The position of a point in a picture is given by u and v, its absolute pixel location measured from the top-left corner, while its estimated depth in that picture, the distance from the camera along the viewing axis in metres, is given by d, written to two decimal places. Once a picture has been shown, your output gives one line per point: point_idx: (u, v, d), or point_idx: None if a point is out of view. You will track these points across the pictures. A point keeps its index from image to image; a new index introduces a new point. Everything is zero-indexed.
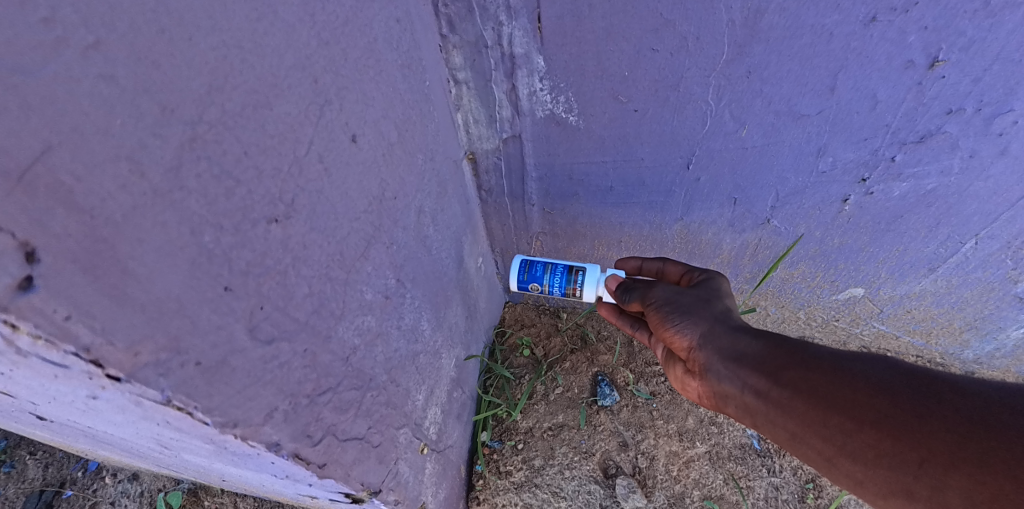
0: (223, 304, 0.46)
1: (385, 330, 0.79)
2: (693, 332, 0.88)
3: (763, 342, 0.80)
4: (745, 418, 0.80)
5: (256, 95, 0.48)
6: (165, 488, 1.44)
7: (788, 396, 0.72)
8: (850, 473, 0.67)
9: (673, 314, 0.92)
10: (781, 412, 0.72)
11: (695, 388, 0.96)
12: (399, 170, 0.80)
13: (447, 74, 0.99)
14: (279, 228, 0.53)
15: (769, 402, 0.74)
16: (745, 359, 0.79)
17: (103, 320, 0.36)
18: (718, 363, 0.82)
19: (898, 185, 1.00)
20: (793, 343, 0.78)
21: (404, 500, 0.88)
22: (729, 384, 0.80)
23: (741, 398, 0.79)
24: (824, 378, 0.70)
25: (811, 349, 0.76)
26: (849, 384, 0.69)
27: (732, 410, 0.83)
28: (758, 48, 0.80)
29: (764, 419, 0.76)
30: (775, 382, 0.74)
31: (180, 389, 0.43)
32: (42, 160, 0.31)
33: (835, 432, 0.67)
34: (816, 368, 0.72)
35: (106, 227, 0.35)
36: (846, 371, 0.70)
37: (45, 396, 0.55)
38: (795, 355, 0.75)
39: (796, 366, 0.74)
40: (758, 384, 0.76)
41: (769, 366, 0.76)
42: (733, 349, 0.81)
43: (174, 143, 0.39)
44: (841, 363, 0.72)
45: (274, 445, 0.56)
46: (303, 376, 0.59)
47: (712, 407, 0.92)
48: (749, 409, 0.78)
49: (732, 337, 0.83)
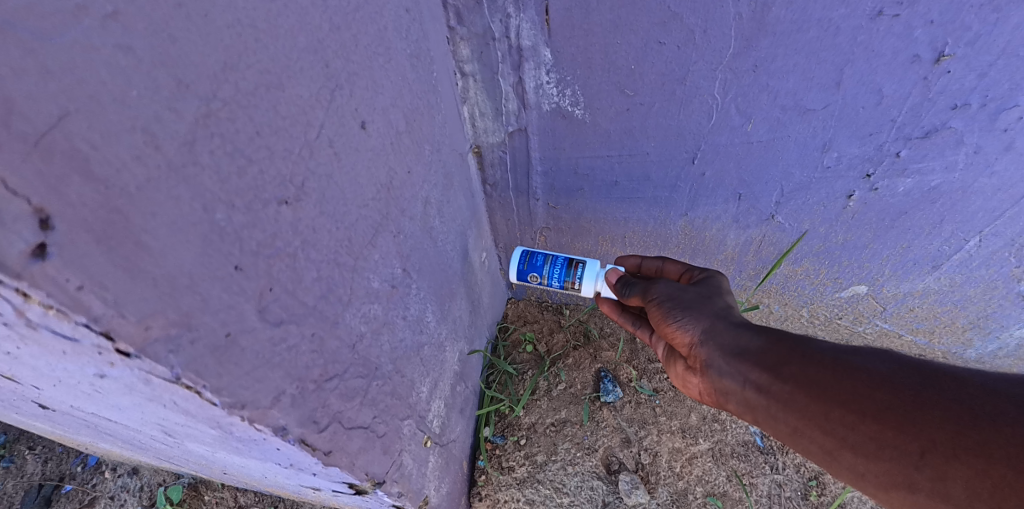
0: (233, 283, 0.45)
1: (391, 319, 0.78)
2: (695, 328, 0.88)
3: (765, 337, 0.79)
4: (745, 414, 0.79)
5: (269, 76, 0.48)
6: (165, 483, 1.44)
7: (789, 390, 0.71)
8: (851, 466, 0.66)
9: (675, 310, 0.92)
10: (782, 407, 0.72)
11: (696, 386, 0.96)
12: (406, 159, 0.80)
13: (455, 67, 0.99)
14: (290, 210, 0.52)
15: (770, 397, 0.73)
16: (746, 355, 0.78)
17: (115, 292, 0.36)
18: (720, 358, 0.81)
19: (903, 181, 1.00)
20: (795, 338, 0.78)
21: (407, 492, 0.87)
22: (731, 380, 0.80)
23: (742, 393, 0.78)
24: (825, 371, 0.70)
25: (813, 344, 0.75)
26: (850, 377, 0.68)
27: (733, 406, 0.82)
28: (765, 41, 0.81)
29: (765, 414, 0.75)
30: (776, 376, 0.73)
31: (190, 367, 0.43)
32: (59, 127, 0.31)
33: (836, 425, 0.66)
34: (817, 362, 0.72)
35: (121, 198, 0.35)
36: (847, 365, 0.70)
37: (51, 378, 0.54)
38: (796, 350, 0.75)
39: (797, 361, 0.73)
40: (759, 379, 0.75)
41: (770, 360, 0.75)
42: (735, 344, 0.80)
43: (189, 117, 0.39)
44: (843, 358, 0.71)
45: (282, 430, 0.55)
46: (310, 361, 0.59)
47: (714, 404, 0.91)
48: (750, 404, 0.77)
49: (734, 333, 0.82)
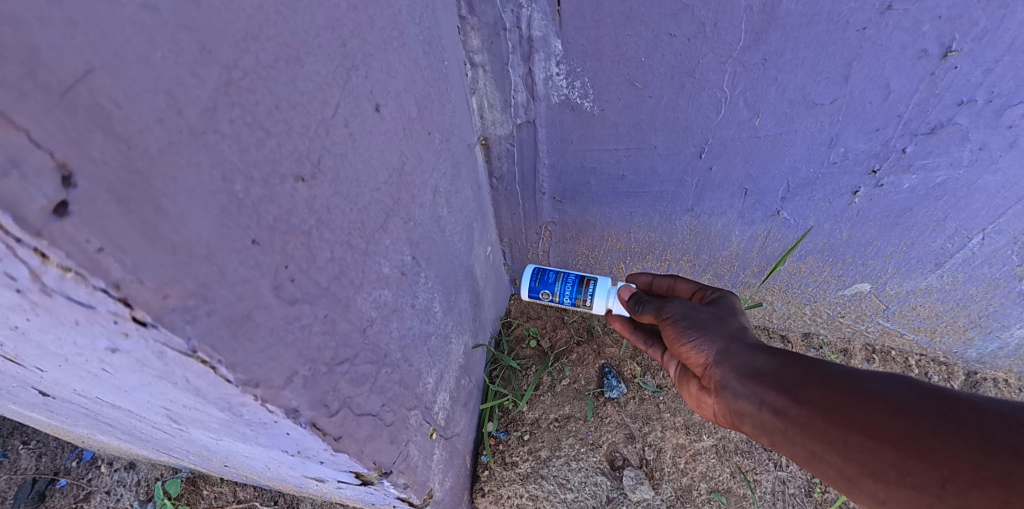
0: (250, 257, 0.45)
1: (400, 306, 0.78)
2: (709, 348, 0.87)
3: (781, 360, 0.79)
4: (761, 436, 0.78)
5: (289, 50, 0.48)
6: (163, 477, 1.41)
7: (806, 414, 0.70)
8: (871, 493, 0.63)
9: (689, 329, 0.91)
10: (799, 430, 0.70)
11: (710, 406, 0.94)
12: (417, 145, 0.80)
13: (465, 57, 0.99)
14: (306, 187, 0.52)
15: (787, 420, 0.72)
16: (761, 376, 0.78)
17: (134, 257, 0.35)
18: (735, 380, 0.80)
19: (908, 178, 1.01)
20: (810, 362, 0.78)
21: (413, 484, 0.86)
22: (746, 401, 0.78)
23: (758, 415, 0.77)
24: (843, 397, 0.69)
25: (830, 368, 0.75)
26: (869, 403, 0.67)
27: (748, 428, 0.80)
28: (775, 35, 0.81)
29: (781, 437, 0.73)
30: (794, 400, 0.72)
31: (205, 340, 0.42)
32: (84, 81, 0.31)
33: (855, 451, 0.64)
34: (835, 387, 0.71)
35: (142, 159, 0.34)
36: (864, 390, 0.69)
37: (58, 356, 0.54)
38: (812, 374, 0.74)
39: (814, 385, 0.72)
40: (775, 402, 0.74)
41: (787, 384, 0.74)
42: (750, 366, 0.80)
43: (211, 84, 0.39)
44: (860, 383, 0.70)
45: (293, 411, 0.54)
46: (322, 342, 0.58)
47: (728, 425, 0.90)
48: (766, 427, 0.75)
49: (749, 354, 0.82)
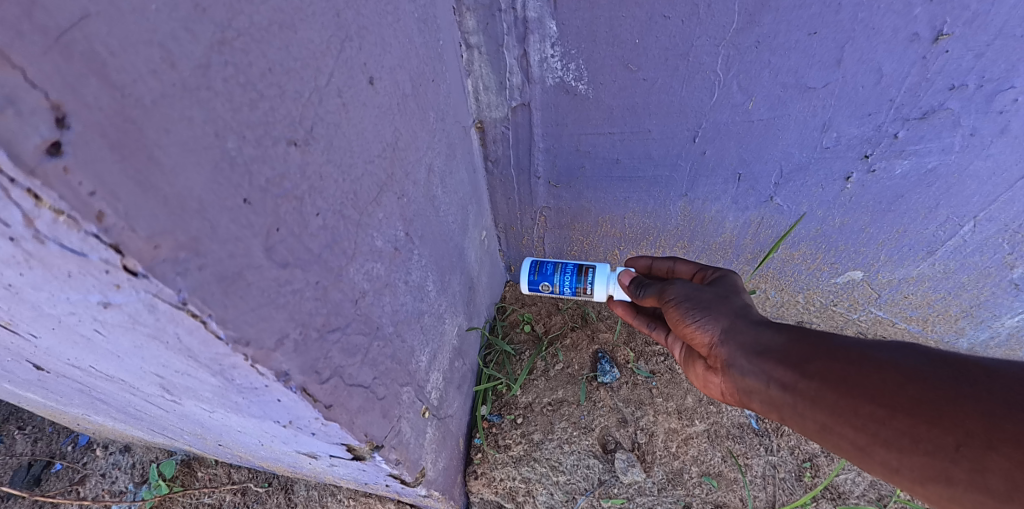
0: (242, 216, 0.46)
1: (393, 281, 0.79)
2: (714, 328, 0.88)
3: (786, 335, 0.79)
4: (769, 413, 0.78)
5: (282, 14, 0.48)
6: (158, 459, 1.43)
7: (816, 387, 0.70)
8: (885, 462, 0.63)
9: (693, 310, 0.92)
10: (809, 403, 0.70)
11: (717, 386, 0.95)
12: (411, 122, 0.81)
13: (460, 38, 0.99)
14: (298, 151, 0.53)
15: (796, 394, 0.72)
16: (768, 353, 0.78)
17: (127, 204, 0.36)
18: (742, 358, 0.81)
19: (900, 162, 1.02)
20: (817, 335, 0.78)
21: (404, 460, 0.87)
22: (754, 378, 0.79)
23: (766, 391, 0.77)
24: (853, 369, 0.69)
25: (836, 340, 0.75)
26: (879, 372, 0.67)
27: (756, 405, 0.81)
28: (768, 17, 0.82)
29: (791, 412, 0.73)
30: (802, 374, 0.73)
31: (196, 294, 0.42)
32: (80, 27, 0.31)
33: (867, 421, 0.64)
34: (843, 358, 0.71)
35: (136, 108, 0.35)
36: (873, 360, 0.69)
37: (50, 318, 0.54)
38: (819, 347, 0.75)
39: (823, 357, 0.72)
40: (784, 377, 0.74)
41: (795, 358, 0.75)
42: (756, 343, 0.81)
43: (204, 41, 0.40)
44: (869, 353, 0.70)
45: (284, 375, 0.55)
46: (314, 308, 0.59)
47: (735, 404, 0.91)
48: (774, 402, 0.76)
49: (754, 331, 0.82)
